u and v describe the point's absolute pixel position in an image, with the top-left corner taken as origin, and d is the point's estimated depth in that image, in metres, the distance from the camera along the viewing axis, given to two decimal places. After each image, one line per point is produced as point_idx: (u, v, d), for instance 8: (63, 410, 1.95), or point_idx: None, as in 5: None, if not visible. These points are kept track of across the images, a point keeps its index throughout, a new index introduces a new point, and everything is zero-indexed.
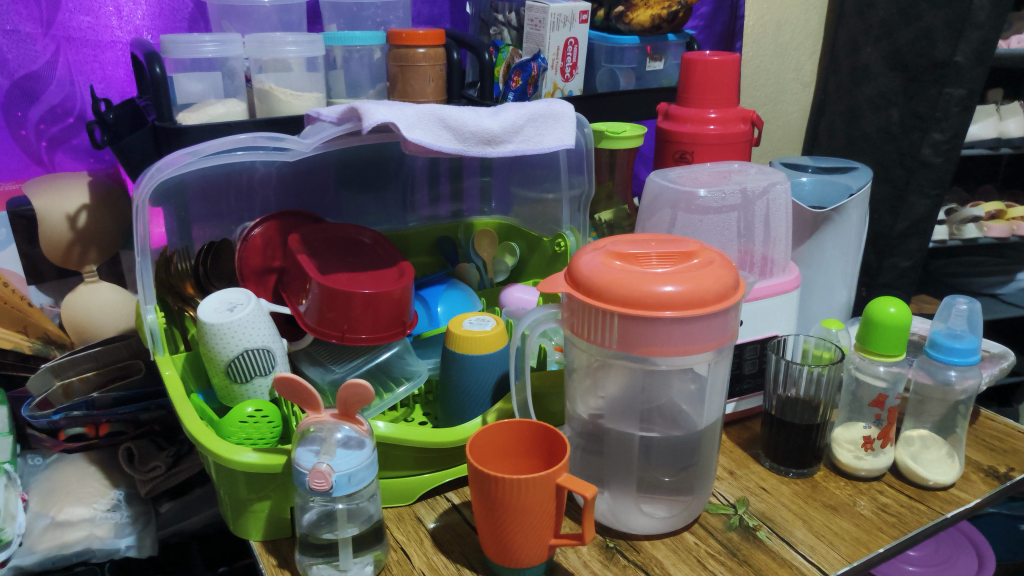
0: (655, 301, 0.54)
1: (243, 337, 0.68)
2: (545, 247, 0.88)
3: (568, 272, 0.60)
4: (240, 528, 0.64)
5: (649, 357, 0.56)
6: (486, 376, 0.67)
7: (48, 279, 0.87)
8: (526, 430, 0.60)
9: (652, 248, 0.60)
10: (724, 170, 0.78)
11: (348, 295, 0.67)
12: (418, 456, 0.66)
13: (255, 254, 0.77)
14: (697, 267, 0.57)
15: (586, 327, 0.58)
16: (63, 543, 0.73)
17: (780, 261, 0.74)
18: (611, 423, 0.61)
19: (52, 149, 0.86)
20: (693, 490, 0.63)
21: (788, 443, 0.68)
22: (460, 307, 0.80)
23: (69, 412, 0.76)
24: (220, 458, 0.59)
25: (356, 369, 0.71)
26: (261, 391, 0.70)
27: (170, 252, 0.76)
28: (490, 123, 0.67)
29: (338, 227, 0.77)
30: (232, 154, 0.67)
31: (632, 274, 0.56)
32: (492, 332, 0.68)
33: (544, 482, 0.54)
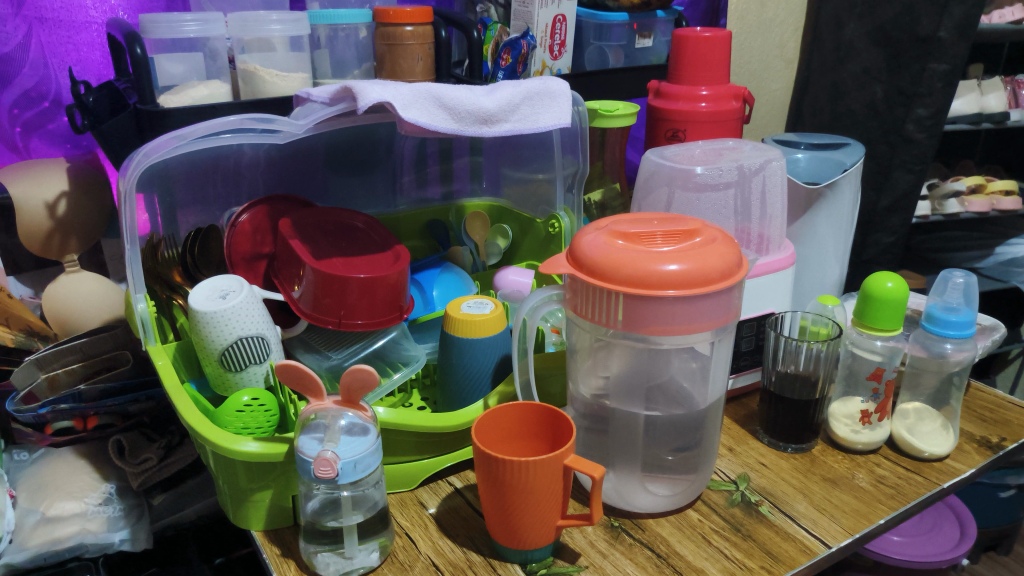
0: (660, 279, 0.54)
1: (236, 325, 0.67)
2: (538, 229, 0.87)
3: (571, 253, 0.60)
4: (240, 518, 0.63)
5: (653, 336, 0.56)
6: (485, 360, 0.67)
7: (26, 269, 0.85)
8: (532, 412, 0.59)
9: (655, 226, 0.60)
10: (719, 146, 0.78)
11: (344, 280, 0.66)
12: (416, 441, 0.65)
13: (245, 239, 0.76)
14: (700, 246, 0.57)
15: (590, 307, 0.58)
16: (55, 539, 0.72)
17: (776, 238, 0.74)
18: (615, 403, 0.61)
19: (27, 135, 0.83)
20: (697, 469, 0.64)
21: (786, 418, 0.69)
22: (454, 290, 0.79)
23: (56, 405, 0.75)
24: (220, 448, 0.58)
25: (354, 354, 0.71)
26: (255, 378, 0.69)
27: (158, 239, 0.74)
28: (487, 102, 0.66)
29: (329, 212, 0.75)
30: (220, 137, 0.65)
31: (637, 253, 0.55)
32: (490, 316, 0.67)
33: (552, 463, 0.54)
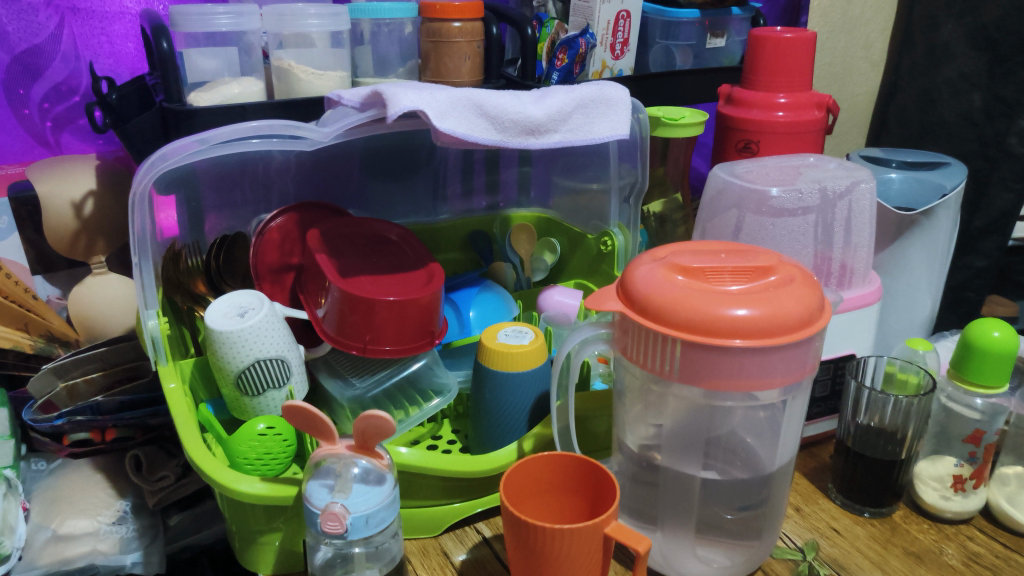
0: (726, 327, 0.46)
1: (254, 346, 0.61)
2: (589, 245, 0.81)
3: (622, 286, 0.52)
4: (247, 560, 0.58)
5: (714, 390, 0.49)
6: (521, 398, 0.60)
7: (60, 268, 0.81)
8: (568, 465, 0.53)
9: (722, 259, 0.52)
10: (795, 163, 0.70)
11: (371, 303, 0.60)
12: (445, 485, 0.59)
13: (271, 249, 0.71)
14: (774, 287, 0.49)
15: (642, 351, 0.50)
16: (65, 559, 0.68)
17: (862, 270, 0.66)
18: (667, 461, 0.54)
19: (58, 130, 0.80)
20: (761, 535, 0.56)
21: (864, 479, 0.62)
22: (493, 313, 0.72)
23: (73, 417, 0.72)
24: (223, 489, 0.53)
25: (379, 383, 0.65)
26: (273, 404, 0.64)
27: (180, 247, 0.69)
28: (534, 110, 0.59)
29: (361, 222, 0.70)
30: (243, 143, 0.59)
31: (699, 294, 0.48)
32: (529, 347, 0.61)
33: (591, 532, 0.48)
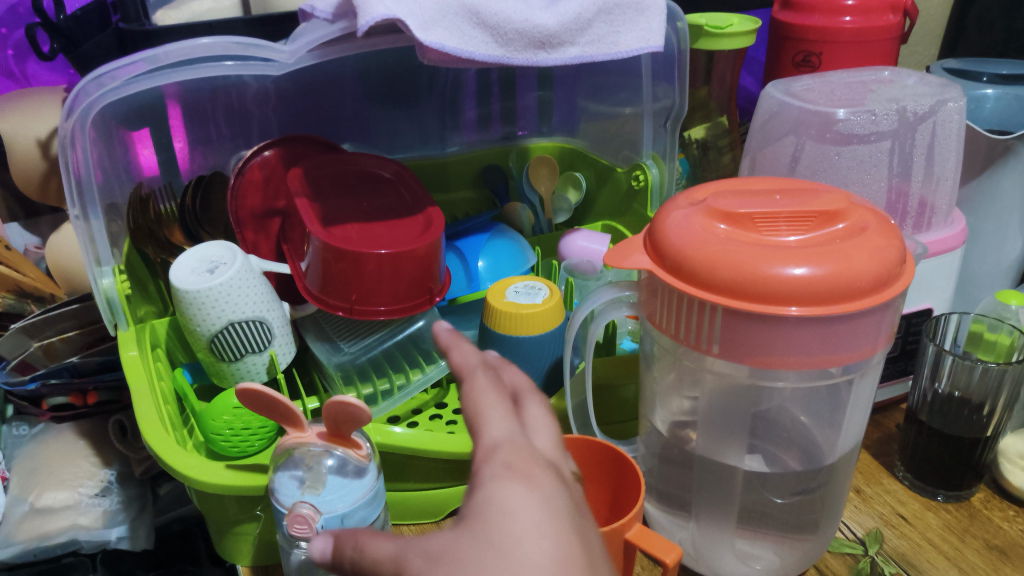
0: (776, 291, 0.36)
1: (226, 307, 0.53)
2: (618, 180, 0.71)
3: (651, 235, 0.42)
4: (224, 549, 0.51)
5: (763, 367, 0.39)
6: (533, 366, 0.52)
7: (42, 213, 0.77)
8: (580, 450, 0.44)
9: (777, 200, 0.41)
10: (865, 79, 0.58)
11: (357, 257, 0.52)
12: (447, 467, 0.51)
13: (253, 193, 0.62)
14: (843, 239, 0.38)
15: (672, 318, 0.41)
16: (43, 535, 0.63)
17: (943, 207, 0.54)
18: (703, 449, 0.44)
19: (22, 60, 0.72)
20: (818, 527, 0.47)
21: (940, 459, 0.53)
22: (505, 260, 0.63)
23: (48, 381, 0.65)
24: (186, 479, 0.46)
25: (371, 348, 0.57)
26: (256, 370, 0.56)
27: (147, 191, 0.61)
28: (544, 20, 0.49)
29: (350, 158, 0.60)
30: (199, 66, 0.50)
31: (746, 248, 0.38)
32: (543, 306, 0.51)
33: (608, 539, 0.40)
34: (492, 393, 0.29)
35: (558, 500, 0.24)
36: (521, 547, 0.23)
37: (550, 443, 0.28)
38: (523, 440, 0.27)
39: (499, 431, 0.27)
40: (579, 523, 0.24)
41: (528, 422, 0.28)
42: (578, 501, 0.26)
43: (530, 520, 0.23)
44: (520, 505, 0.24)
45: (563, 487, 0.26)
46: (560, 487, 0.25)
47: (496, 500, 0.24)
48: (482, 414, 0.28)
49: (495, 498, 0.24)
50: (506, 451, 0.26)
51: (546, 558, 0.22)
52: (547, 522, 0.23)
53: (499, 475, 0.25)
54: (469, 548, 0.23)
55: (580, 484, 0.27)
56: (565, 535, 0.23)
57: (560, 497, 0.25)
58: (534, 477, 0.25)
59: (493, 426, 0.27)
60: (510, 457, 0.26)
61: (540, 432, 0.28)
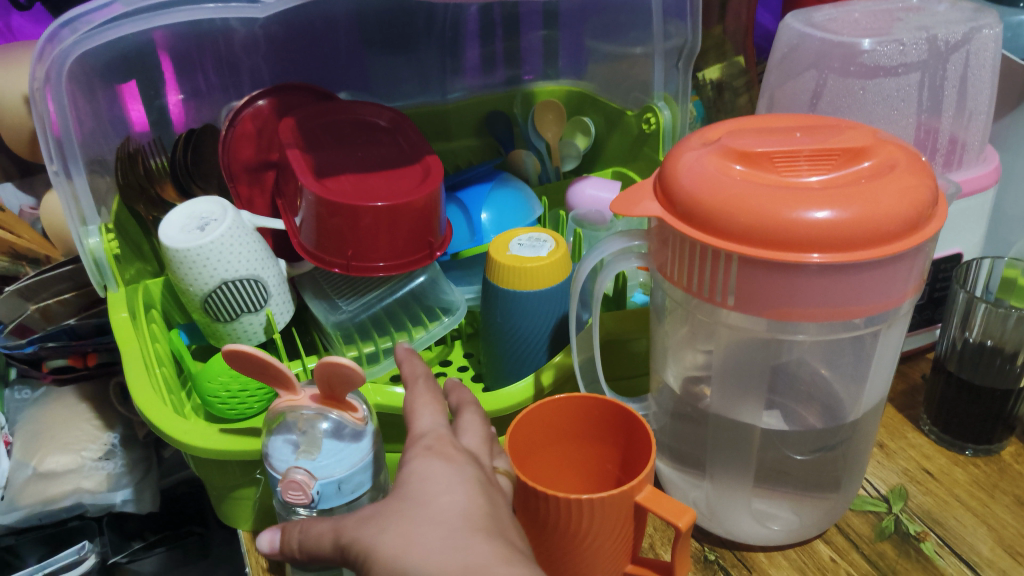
0: (797, 237, 0.34)
1: (218, 266, 0.51)
2: (629, 124, 0.69)
3: (661, 179, 0.39)
4: (224, 514, 0.50)
5: (781, 318, 0.36)
6: (539, 320, 0.50)
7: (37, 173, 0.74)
8: (592, 408, 0.42)
9: (798, 139, 0.38)
10: (891, 7, 0.54)
11: (352, 211, 0.49)
12: None
13: (245, 145, 0.59)
14: (869, 178, 0.35)
15: (685, 269, 0.38)
16: (48, 498, 0.62)
17: (976, 144, 0.51)
18: (718, 407, 0.42)
19: (6, 12, 0.70)
20: (840, 486, 0.45)
21: (969, 411, 0.50)
22: (510, 211, 0.61)
23: (45, 344, 0.64)
24: (179, 444, 0.44)
25: (370, 306, 0.55)
26: (253, 330, 0.54)
27: (136, 147, 0.58)
28: None
29: (345, 106, 0.57)
30: (177, 11, 0.47)
31: (764, 191, 0.35)
32: (547, 259, 0.49)
33: (617, 502, 0.38)
34: (432, 396, 0.38)
35: (467, 471, 0.33)
36: (434, 502, 0.31)
37: (476, 441, 0.36)
38: (451, 435, 0.36)
39: (430, 423, 0.36)
40: (487, 489, 0.32)
41: (459, 426, 0.37)
42: (488, 476, 0.34)
43: (443, 483, 0.32)
44: (433, 472, 0.32)
45: (474, 463, 0.34)
46: (471, 463, 0.34)
47: (419, 470, 0.33)
48: (418, 411, 0.37)
49: (422, 469, 0.33)
50: (430, 437, 0.35)
51: (453, 506, 0.31)
52: (458, 485, 0.32)
53: (422, 453, 0.34)
54: (397, 507, 0.31)
55: (496, 470, 0.35)
56: (472, 494, 0.31)
57: (469, 469, 0.33)
58: (451, 454, 0.34)
59: (426, 420, 0.36)
60: (432, 441, 0.35)
61: (468, 433, 0.37)
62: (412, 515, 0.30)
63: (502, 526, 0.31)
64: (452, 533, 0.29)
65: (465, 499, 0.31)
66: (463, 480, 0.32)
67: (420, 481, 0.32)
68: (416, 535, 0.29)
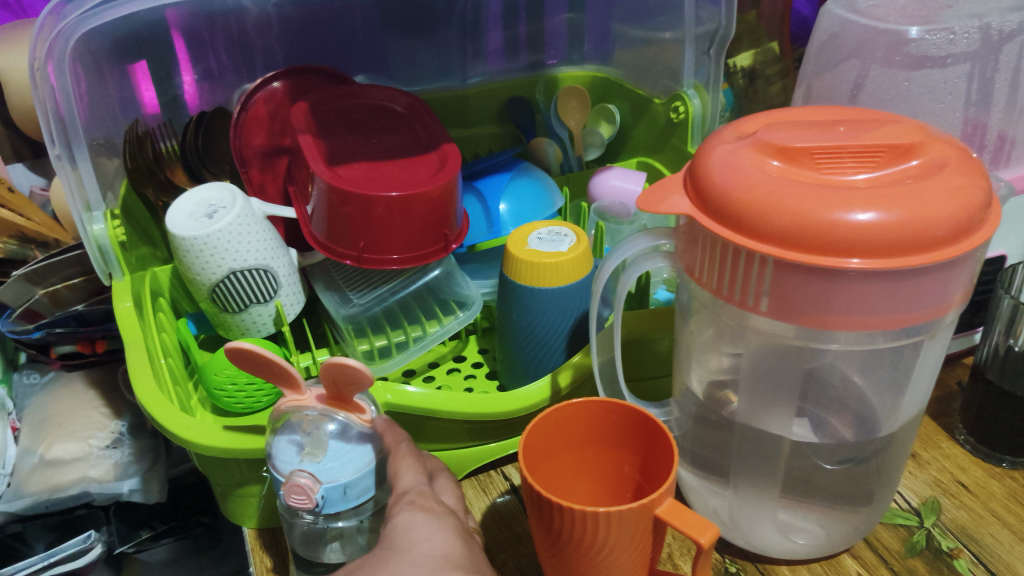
0: (838, 240, 0.31)
1: (227, 255, 0.49)
2: (657, 112, 0.65)
3: (692, 174, 0.37)
4: (229, 511, 0.48)
5: (816, 326, 0.34)
6: (558, 317, 0.48)
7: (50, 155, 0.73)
8: (613, 414, 0.40)
9: (839, 134, 0.36)
10: None
11: (365, 200, 0.48)
12: (469, 427, 0.47)
13: (257, 129, 0.57)
14: (917, 178, 0.33)
15: (715, 270, 0.36)
16: (55, 487, 0.61)
17: None
18: (746, 416, 0.39)
19: None
20: (872, 499, 0.42)
21: (1008, 422, 0.48)
22: (530, 202, 0.58)
23: (53, 329, 0.62)
24: (182, 441, 0.43)
25: (382, 300, 0.53)
26: (262, 322, 0.52)
27: (144, 129, 0.57)
28: None
29: (361, 91, 0.55)
30: None
31: (802, 190, 0.32)
32: (567, 255, 0.47)
33: (635, 517, 0.35)
34: (413, 457, 0.38)
35: (447, 521, 0.34)
36: (416, 547, 0.32)
37: (452, 500, 0.38)
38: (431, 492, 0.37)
39: (413, 480, 0.37)
40: (463, 535, 0.34)
41: (435, 486, 0.38)
42: (465, 529, 0.35)
43: (425, 531, 0.33)
44: (415, 524, 0.33)
45: (451, 515, 0.35)
46: (449, 514, 0.35)
47: (401, 522, 0.34)
48: (399, 469, 0.37)
49: (404, 520, 0.34)
50: (412, 493, 0.35)
51: (435, 552, 0.32)
52: (439, 531, 0.33)
53: (404, 509, 0.35)
54: (383, 554, 0.32)
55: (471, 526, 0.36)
56: (451, 539, 0.33)
57: (447, 519, 0.35)
58: (431, 506, 0.35)
59: (407, 477, 0.37)
60: (415, 496, 0.35)
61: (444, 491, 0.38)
62: (397, 560, 0.32)
63: (476, 566, 0.33)
64: (431, 573, 0.31)
65: (445, 544, 0.33)
66: (444, 528, 0.34)
67: (403, 532, 0.33)
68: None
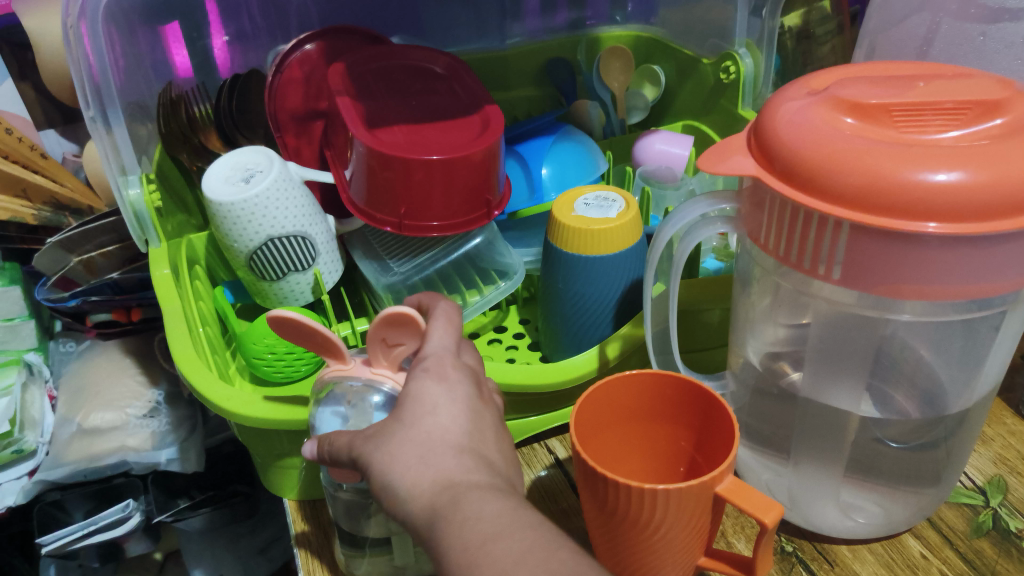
0: (914, 201, 0.29)
1: (264, 221, 0.48)
2: (704, 74, 0.63)
3: (757, 133, 0.35)
4: (269, 481, 0.48)
5: (889, 294, 0.32)
6: (606, 286, 0.46)
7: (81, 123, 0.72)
8: (667, 387, 0.38)
9: (918, 91, 0.33)
10: None
11: (405, 164, 0.46)
12: (513, 399, 0.46)
13: (293, 92, 0.56)
14: (1006, 138, 0.30)
15: (783, 236, 0.34)
16: (92, 456, 0.61)
17: None
18: (810, 390, 0.38)
19: None
20: (940, 479, 0.40)
21: None
22: (573, 167, 0.56)
23: (89, 298, 0.62)
24: (221, 411, 0.42)
25: (423, 267, 0.52)
26: (300, 290, 0.51)
27: (178, 92, 0.55)
28: None
29: (398, 51, 0.53)
30: None
31: (878, 148, 0.30)
32: (617, 222, 0.45)
33: (694, 494, 0.34)
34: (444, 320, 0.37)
35: (459, 394, 0.33)
36: (423, 422, 0.32)
37: (477, 361, 0.36)
38: (455, 355, 0.36)
39: (437, 343, 0.36)
40: (475, 408, 0.33)
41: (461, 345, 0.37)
42: (483, 399, 0.34)
43: (432, 405, 0.32)
44: (426, 396, 0.33)
45: (467, 384, 0.34)
46: (466, 383, 0.34)
47: (414, 391, 0.33)
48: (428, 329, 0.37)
49: (418, 391, 0.33)
50: (430, 359, 0.35)
51: (435, 429, 0.32)
52: (447, 407, 0.33)
53: (420, 376, 0.34)
54: (391, 427, 0.32)
55: (491, 390, 0.36)
56: (457, 415, 0.32)
57: (464, 391, 0.34)
58: (447, 375, 0.34)
59: (434, 339, 0.36)
60: (431, 363, 0.34)
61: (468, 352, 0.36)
62: (402, 433, 0.32)
63: (482, 445, 0.32)
64: (428, 451, 0.31)
65: (452, 421, 0.32)
66: (455, 403, 0.33)
67: (414, 402, 0.33)
68: (401, 451, 0.31)
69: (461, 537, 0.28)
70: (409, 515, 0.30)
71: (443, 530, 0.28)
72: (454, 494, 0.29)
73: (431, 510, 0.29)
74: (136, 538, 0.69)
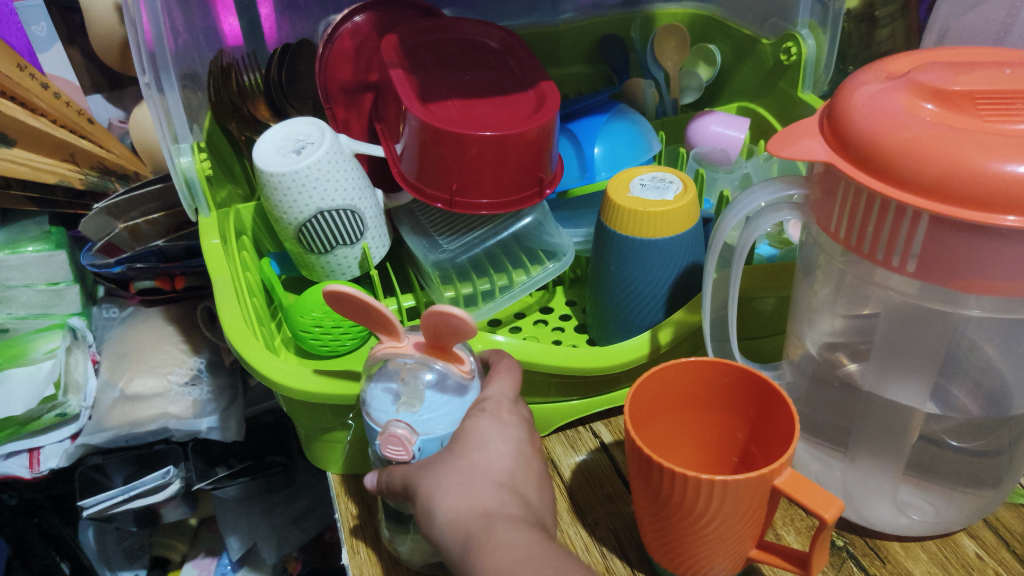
0: (996, 193, 0.27)
1: (314, 193, 0.47)
2: (763, 54, 0.62)
3: (830, 117, 0.34)
4: (312, 454, 0.48)
5: (964, 288, 0.30)
6: (659, 269, 0.45)
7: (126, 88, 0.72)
8: (724, 375, 0.37)
9: (1004, 78, 0.32)
10: None
11: (458, 138, 0.45)
12: (560, 381, 0.46)
13: (343, 62, 0.55)
14: None
15: (856, 223, 0.33)
16: (135, 421, 0.61)
17: None
18: (871, 385, 0.37)
19: None
20: (1002, 481, 0.39)
21: None
22: (626, 148, 0.55)
23: (134, 264, 0.62)
24: (269, 382, 0.41)
25: (471, 247, 0.51)
26: (347, 264, 0.51)
27: (229, 60, 0.55)
28: None
29: (452, 24, 0.53)
30: None
31: (962, 136, 0.29)
32: (674, 204, 0.44)
33: (750, 486, 0.33)
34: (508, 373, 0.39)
35: (511, 435, 0.35)
36: (469, 454, 0.33)
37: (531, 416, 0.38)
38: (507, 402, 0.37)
39: (496, 389, 0.37)
40: (523, 452, 0.34)
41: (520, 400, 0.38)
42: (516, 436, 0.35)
43: (484, 437, 0.34)
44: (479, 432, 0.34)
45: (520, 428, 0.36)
46: (518, 426, 0.35)
47: (469, 427, 0.35)
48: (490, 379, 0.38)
49: (471, 427, 0.35)
50: (489, 402, 0.36)
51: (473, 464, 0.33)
52: (490, 443, 0.34)
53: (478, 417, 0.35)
54: (441, 458, 0.33)
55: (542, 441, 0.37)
56: (501, 453, 0.34)
57: (516, 433, 0.35)
58: (502, 416, 0.35)
59: (493, 387, 0.38)
60: (489, 405, 0.36)
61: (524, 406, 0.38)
62: (451, 460, 0.33)
63: (521, 481, 0.33)
64: (471, 481, 0.32)
65: (498, 455, 0.33)
66: (505, 441, 0.34)
67: (467, 436, 0.34)
68: (445, 478, 0.32)
69: (493, 558, 0.29)
70: (447, 529, 0.31)
71: (482, 544, 0.29)
72: (491, 519, 0.30)
73: (466, 535, 0.30)
74: (172, 504, 0.70)
